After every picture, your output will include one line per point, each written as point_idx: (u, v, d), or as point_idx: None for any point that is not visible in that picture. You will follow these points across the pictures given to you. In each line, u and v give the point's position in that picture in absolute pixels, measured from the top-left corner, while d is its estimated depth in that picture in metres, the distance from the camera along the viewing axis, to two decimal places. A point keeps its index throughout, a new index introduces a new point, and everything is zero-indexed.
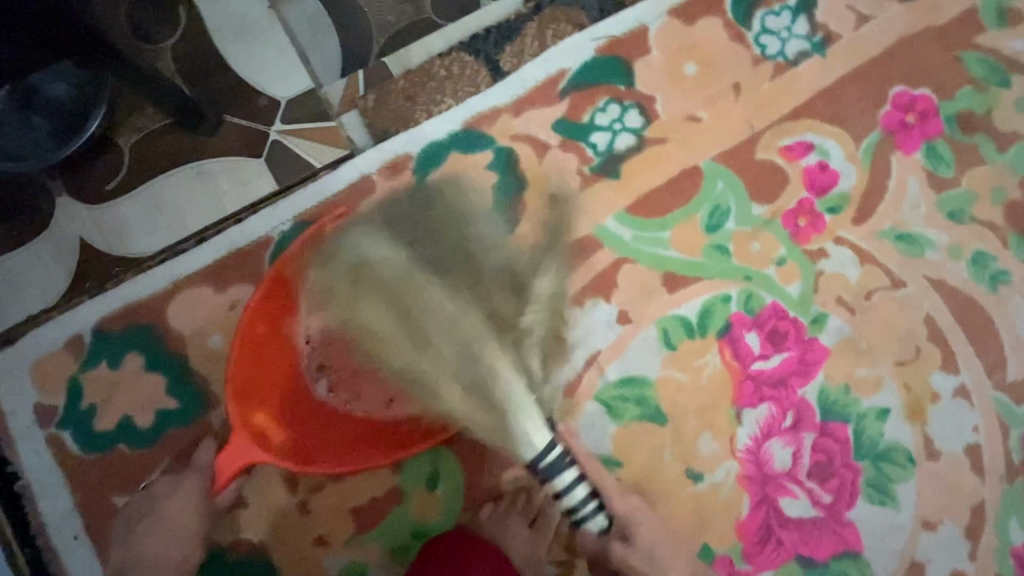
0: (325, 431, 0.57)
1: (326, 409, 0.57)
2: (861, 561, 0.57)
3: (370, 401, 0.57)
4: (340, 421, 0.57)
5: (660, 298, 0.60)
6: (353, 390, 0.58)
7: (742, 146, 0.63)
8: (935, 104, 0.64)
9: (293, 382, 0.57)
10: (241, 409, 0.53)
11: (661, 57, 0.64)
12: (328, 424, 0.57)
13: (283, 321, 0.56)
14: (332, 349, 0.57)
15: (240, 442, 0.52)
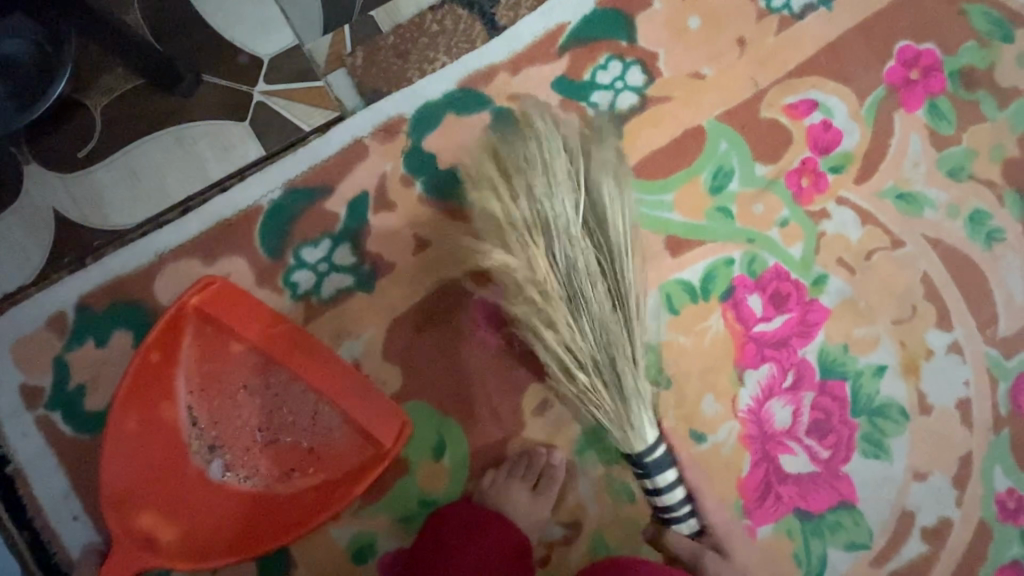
0: (221, 517, 0.54)
1: (222, 491, 0.55)
2: (855, 512, 0.59)
3: (268, 474, 0.56)
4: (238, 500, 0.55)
5: (664, 263, 0.59)
6: (251, 466, 0.56)
7: (746, 104, 0.61)
8: (940, 59, 0.63)
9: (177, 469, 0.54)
10: (121, 517, 0.51)
11: (664, 10, 0.61)
12: (220, 516, 0.54)
13: (156, 408, 0.54)
14: (221, 425, 0.56)
15: (121, 554, 0.50)
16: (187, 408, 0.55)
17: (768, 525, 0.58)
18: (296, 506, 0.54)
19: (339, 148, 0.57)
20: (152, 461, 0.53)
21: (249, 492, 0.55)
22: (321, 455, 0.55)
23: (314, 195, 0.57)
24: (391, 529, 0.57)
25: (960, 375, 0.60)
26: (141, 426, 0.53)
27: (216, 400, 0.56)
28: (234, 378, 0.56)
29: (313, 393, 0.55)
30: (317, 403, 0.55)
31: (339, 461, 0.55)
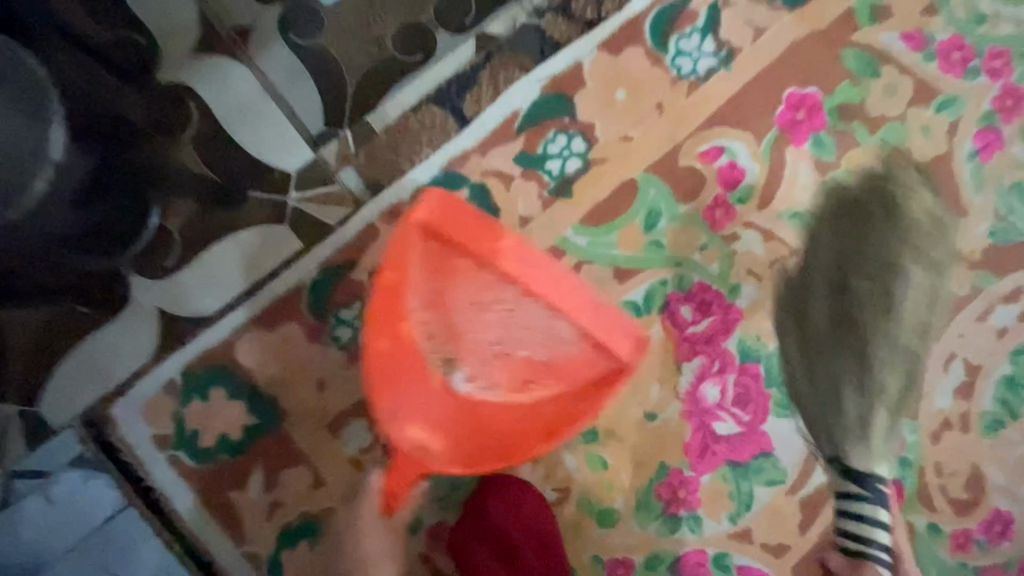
0: (491, 428, 0.65)
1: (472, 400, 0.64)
2: (773, 458, 0.79)
3: (504, 385, 0.64)
4: (489, 410, 0.64)
5: (614, 289, 0.78)
6: (487, 379, 0.64)
7: (668, 156, 0.78)
8: (820, 99, 0.79)
9: (429, 383, 0.63)
10: (399, 430, 0.63)
11: (596, 88, 0.77)
12: (491, 423, 0.65)
13: (400, 323, 0.61)
14: (459, 341, 0.63)
15: (403, 458, 0.64)
16: (421, 321, 0.62)
17: (710, 474, 0.78)
18: (542, 410, 0.64)
19: (357, 231, 0.75)
20: (435, 382, 0.63)
21: (478, 403, 0.64)
22: (553, 364, 0.62)
23: (343, 270, 0.75)
24: (434, 508, 0.77)
25: None
26: (389, 348, 0.62)
27: (449, 320, 0.62)
28: (458, 290, 0.61)
29: (545, 308, 0.60)
30: (550, 317, 0.60)
31: (572, 370, 0.62)
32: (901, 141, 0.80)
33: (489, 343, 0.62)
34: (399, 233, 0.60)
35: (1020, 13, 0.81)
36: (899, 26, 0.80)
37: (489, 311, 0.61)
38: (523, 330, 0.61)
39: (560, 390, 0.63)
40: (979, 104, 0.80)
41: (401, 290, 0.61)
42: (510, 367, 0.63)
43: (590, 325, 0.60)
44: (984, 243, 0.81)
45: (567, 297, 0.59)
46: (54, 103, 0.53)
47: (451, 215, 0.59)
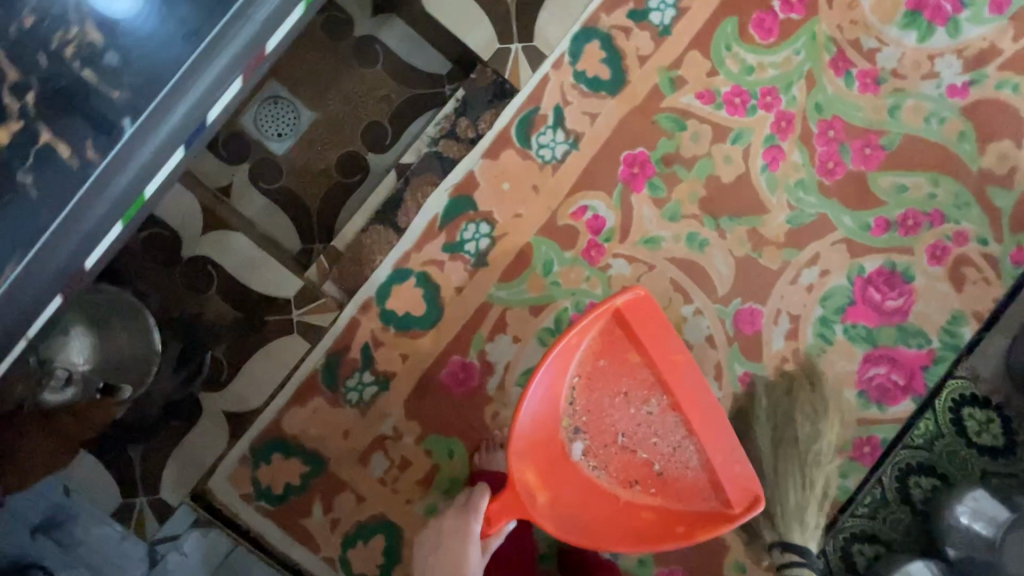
0: (593, 504, 0.96)
1: (624, 495, 0.96)
2: None
3: (614, 478, 0.97)
4: (596, 486, 0.96)
5: (532, 320, 1.09)
6: (601, 464, 0.97)
7: (549, 221, 1.09)
8: (648, 155, 1.10)
9: (561, 441, 0.95)
10: (528, 467, 0.92)
11: (488, 185, 1.08)
12: (605, 502, 0.96)
13: (555, 388, 0.94)
14: (642, 434, 0.96)
15: (513, 495, 0.90)
16: (571, 386, 0.96)
17: None
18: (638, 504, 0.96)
19: (345, 324, 1.07)
20: (556, 432, 0.95)
21: (593, 480, 0.96)
22: (663, 473, 0.96)
23: (342, 352, 1.07)
24: (442, 497, 1.09)
25: (704, 324, 1.12)
26: (544, 395, 0.93)
27: (590, 398, 0.96)
28: (619, 385, 0.97)
29: (683, 431, 0.95)
30: (682, 437, 0.95)
31: (677, 478, 0.96)
32: (711, 171, 1.11)
33: (614, 439, 0.97)
34: (603, 310, 0.92)
35: (778, 58, 1.11)
36: (694, 89, 1.10)
37: (619, 401, 0.97)
38: (652, 442, 0.96)
39: (656, 493, 0.96)
40: (761, 131, 1.11)
41: (563, 364, 0.94)
42: (624, 466, 0.97)
43: (712, 454, 0.94)
44: (786, 229, 1.12)
45: (708, 437, 0.95)
46: (145, 310, 1.00)
47: (638, 312, 0.93)
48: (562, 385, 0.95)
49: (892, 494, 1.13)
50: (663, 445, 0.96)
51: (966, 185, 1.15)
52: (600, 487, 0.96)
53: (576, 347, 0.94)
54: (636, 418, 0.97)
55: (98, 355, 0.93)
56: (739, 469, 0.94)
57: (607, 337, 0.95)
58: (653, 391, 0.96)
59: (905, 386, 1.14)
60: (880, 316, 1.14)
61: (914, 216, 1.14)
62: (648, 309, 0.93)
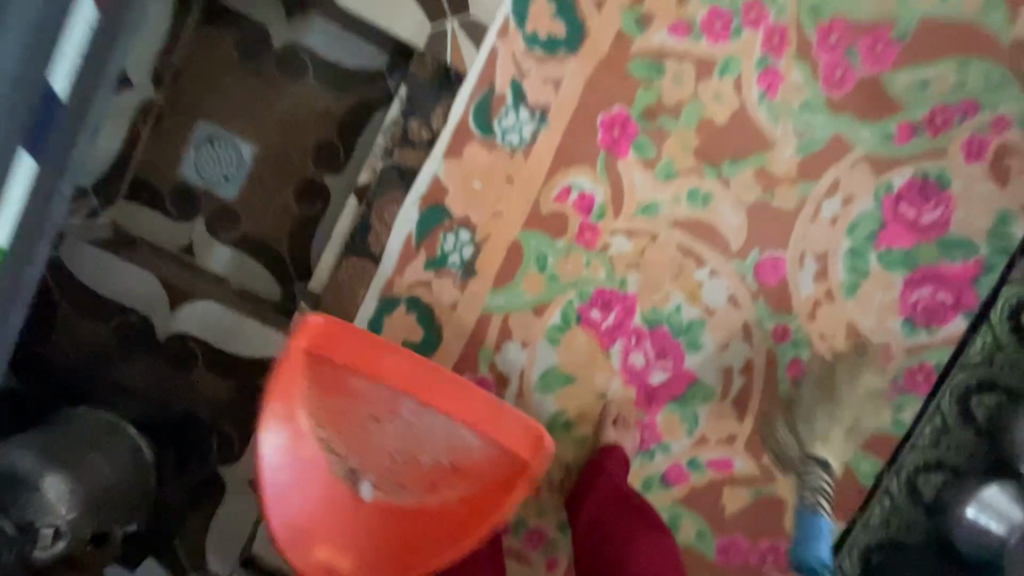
0: (405, 531, 0.83)
1: (433, 503, 0.83)
2: (700, 384, 1.05)
3: (416, 492, 0.83)
4: (399, 513, 0.83)
5: (538, 320, 1.02)
6: (393, 489, 0.83)
7: (533, 211, 0.98)
8: (627, 113, 0.97)
9: (342, 496, 0.82)
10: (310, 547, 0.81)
11: (457, 187, 0.97)
12: (419, 526, 0.83)
13: (297, 449, 0.80)
14: (416, 429, 0.82)
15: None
16: (319, 438, 0.81)
17: (660, 412, 1.06)
18: (450, 508, 0.82)
19: None
20: (325, 488, 0.81)
21: (393, 507, 0.83)
22: (459, 466, 0.82)
23: None
24: None
25: (723, 286, 1.02)
26: (286, 470, 0.80)
27: (345, 438, 0.82)
28: (359, 410, 0.82)
29: (444, 417, 0.81)
30: (450, 425, 0.81)
31: (475, 471, 0.82)
32: (701, 114, 0.97)
33: (386, 465, 0.83)
34: (288, 362, 0.79)
35: None
36: (665, 24, 0.95)
37: (358, 440, 0.82)
38: (425, 443, 0.82)
39: (464, 488, 0.82)
40: (751, 55, 0.96)
41: (285, 425, 0.80)
42: (414, 476, 0.83)
43: (487, 427, 0.80)
44: (796, 160, 0.99)
45: (466, 413, 0.80)
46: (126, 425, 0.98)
47: (328, 339, 0.80)
48: (313, 450, 0.81)
49: (954, 418, 1.06)
50: (438, 441, 0.82)
51: (999, 62, 0.99)
52: (406, 507, 0.83)
53: (293, 411, 0.80)
54: (399, 422, 0.82)
55: (81, 497, 0.82)
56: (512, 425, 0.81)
57: (311, 365, 0.80)
58: (398, 400, 0.81)
59: (954, 304, 1.04)
60: (917, 234, 1.03)
61: (941, 112, 1.00)
62: (334, 332, 0.79)
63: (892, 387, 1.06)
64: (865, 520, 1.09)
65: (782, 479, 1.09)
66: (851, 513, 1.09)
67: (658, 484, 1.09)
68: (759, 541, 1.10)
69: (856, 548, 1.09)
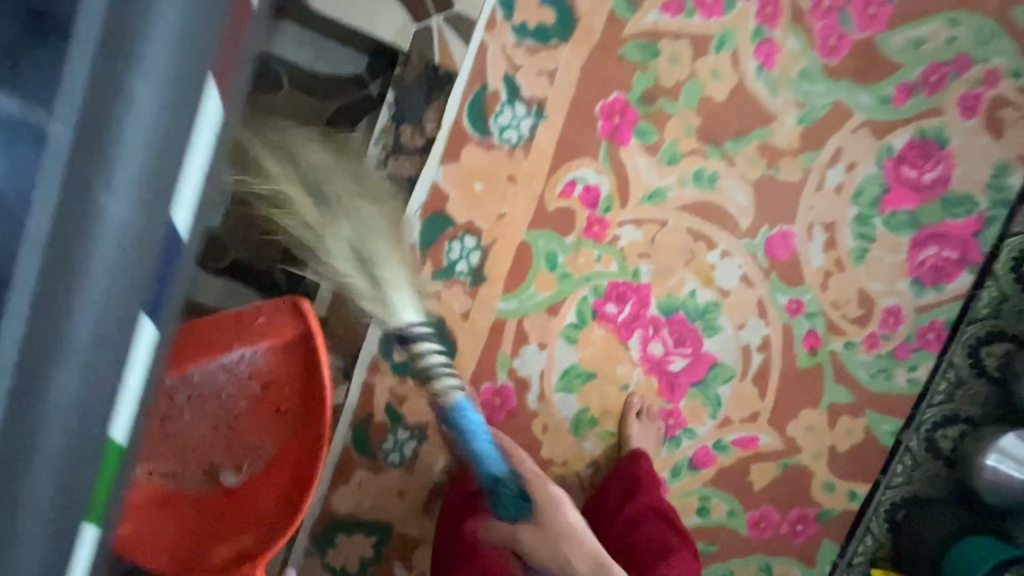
0: (273, 484, 0.75)
1: (268, 437, 0.76)
2: (721, 366, 1.05)
3: (265, 439, 0.76)
4: (266, 470, 0.75)
5: (553, 321, 0.99)
6: (245, 454, 0.76)
7: (538, 209, 0.95)
8: (625, 99, 0.93)
9: (210, 496, 0.75)
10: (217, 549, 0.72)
11: (457, 192, 0.93)
12: (281, 460, 0.75)
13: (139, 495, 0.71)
14: (215, 401, 0.73)
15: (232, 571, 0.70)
16: (153, 473, 0.73)
17: (684, 398, 1.05)
18: (285, 433, 0.76)
19: (359, 391, 0.98)
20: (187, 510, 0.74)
21: (260, 465, 0.76)
22: (267, 387, 0.75)
23: (366, 417, 0.99)
24: None
25: (736, 265, 1.01)
26: (139, 518, 0.70)
27: (161, 454, 0.73)
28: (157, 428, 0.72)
29: (216, 366, 0.71)
30: (224, 365, 0.72)
31: (274, 376, 0.75)
32: (701, 93, 0.95)
33: (210, 447, 0.75)
34: None
35: None
36: (657, 2, 0.92)
37: (175, 447, 0.74)
38: (229, 394, 0.74)
39: (294, 404, 0.76)
40: (746, 28, 0.94)
41: None
42: (254, 423, 0.75)
43: (239, 340, 0.72)
44: (798, 131, 0.98)
45: (225, 341, 0.72)
46: None
47: None
48: (140, 493, 0.71)
49: (967, 371, 1.08)
50: (230, 382, 0.73)
51: (988, 14, 0.99)
52: (261, 458, 0.76)
53: None
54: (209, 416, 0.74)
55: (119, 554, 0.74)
56: (266, 319, 0.74)
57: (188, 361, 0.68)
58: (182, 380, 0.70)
59: (959, 260, 1.05)
60: (920, 194, 1.02)
61: (936, 69, 0.99)
62: None
63: (906, 347, 1.08)
64: (888, 479, 1.11)
65: (807, 449, 1.10)
66: (875, 474, 1.11)
67: (686, 470, 1.08)
68: (789, 512, 1.11)
69: (882, 507, 1.12)
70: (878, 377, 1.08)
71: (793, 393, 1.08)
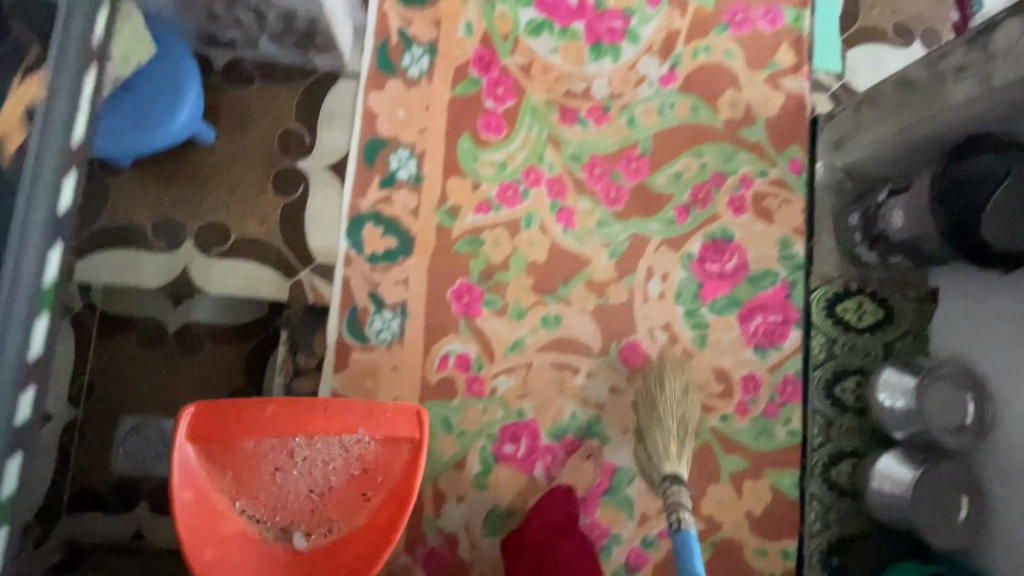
0: (349, 550, 0.88)
1: (354, 515, 0.90)
2: (622, 470, 1.18)
3: (347, 516, 0.90)
4: (340, 542, 0.89)
5: (463, 474, 1.14)
6: (326, 522, 0.91)
7: (424, 385, 1.15)
8: (469, 282, 1.18)
9: (279, 552, 0.89)
10: None
11: (354, 391, 1.13)
12: (360, 535, 0.89)
13: (222, 523, 0.87)
14: (314, 472, 0.90)
15: None
16: (241, 510, 0.89)
17: (599, 508, 1.17)
18: (372, 521, 0.89)
19: None
20: (248, 558, 0.87)
21: (335, 536, 0.89)
22: (368, 471, 0.91)
23: None
24: None
25: (602, 381, 1.20)
26: (217, 552, 0.86)
27: (263, 501, 0.90)
28: (265, 469, 0.90)
29: (333, 441, 0.90)
30: (340, 443, 0.91)
31: (379, 467, 0.91)
32: (525, 259, 1.20)
33: (299, 509, 0.90)
34: (177, 463, 0.86)
35: (518, 143, 1.22)
36: (470, 207, 1.20)
37: (271, 493, 0.90)
38: (329, 470, 0.91)
39: (385, 493, 0.90)
40: (544, 204, 1.22)
41: (206, 504, 0.87)
42: (340, 503, 0.91)
43: (355, 420, 0.91)
44: (612, 264, 1.23)
45: (353, 422, 0.91)
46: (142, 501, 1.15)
47: (211, 418, 0.89)
48: (230, 527, 0.88)
49: (832, 411, 1.23)
50: (336, 461, 0.91)
51: (723, 140, 1.29)
52: (344, 533, 0.89)
53: (205, 494, 0.87)
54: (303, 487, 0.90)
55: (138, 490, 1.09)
56: (391, 414, 0.92)
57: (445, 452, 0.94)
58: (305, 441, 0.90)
59: (783, 321, 1.26)
60: (728, 281, 1.26)
61: (700, 189, 1.27)
62: (216, 408, 0.88)
63: (773, 405, 1.24)
64: (809, 529, 1.20)
65: (726, 522, 1.21)
66: (794, 528, 1.21)
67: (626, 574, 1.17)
68: None
69: (815, 557, 1.20)
70: (761, 438, 1.23)
71: (693, 473, 1.22)
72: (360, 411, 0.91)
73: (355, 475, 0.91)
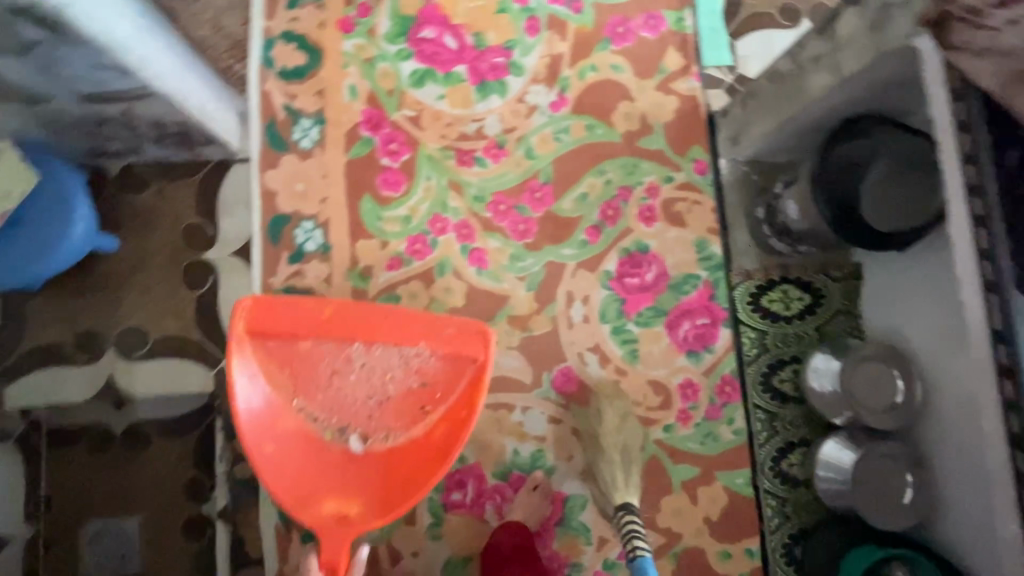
0: (402, 461, 1.04)
1: (414, 421, 1.05)
2: (573, 497, 1.19)
3: (404, 422, 1.05)
4: (392, 453, 1.04)
5: (415, 528, 1.16)
6: (382, 432, 1.05)
7: None
8: None
9: (337, 455, 1.03)
10: (316, 510, 1.00)
11: None
12: (414, 444, 1.04)
13: (284, 408, 1.03)
14: (371, 380, 1.04)
15: (328, 531, 0.98)
16: (301, 409, 1.03)
17: (555, 539, 1.18)
18: (434, 428, 1.05)
19: None
20: (306, 463, 1.02)
21: (387, 449, 1.04)
22: (429, 384, 1.05)
23: None
24: None
25: (539, 414, 1.21)
26: (274, 449, 1.01)
27: (319, 401, 1.03)
28: (322, 371, 1.03)
29: (394, 352, 1.04)
30: (400, 355, 1.04)
31: (446, 377, 1.05)
32: (444, 307, 1.22)
33: (359, 412, 1.04)
34: (236, 346, 1.00)
35: (419, 194, 1.24)
36: (382, 266, 1.22)
37: (331, 398, 1.04)
38: (388, 380, 1.05)
39: (442, 411, 1.05)
40: (455, 249, 1.24)
41: (268, 402, 1.01)
42: (400, 408, 1.05)
43: (414, 328, 1.04)
44: (531, 296, 1.24)
45: (410, 334, 1.04)
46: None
47: (265, 317, 1.01)
48: (289, 424, 1.03)
49: (772, 404, 1.23)
50: (398, 371, 1.05)
51: (624, 154, 1.30)
52: (404, 440, 1.04)
53: (274, 382, 1.02)
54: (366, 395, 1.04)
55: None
56: (453, 331, 1.05)
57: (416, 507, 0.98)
58: (369, 345, 1.03)
59: (711, 322, 1.26)
60: (650, 292, 1.26)
61: (609, 206, 1.28)
62: (269, 312, 1.01)
63: (714, 408, 1.24)
64: (768, 525, 1.20)
65: (686, 532, 1.21)
66: (754, 527, 1.21)
67: None
68: None
69: (778, 552, 1.20)
70: (707, 442, 1.23)
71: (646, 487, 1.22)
72: (419, 326, 1.04)
73: (411, 389, 1.05)
